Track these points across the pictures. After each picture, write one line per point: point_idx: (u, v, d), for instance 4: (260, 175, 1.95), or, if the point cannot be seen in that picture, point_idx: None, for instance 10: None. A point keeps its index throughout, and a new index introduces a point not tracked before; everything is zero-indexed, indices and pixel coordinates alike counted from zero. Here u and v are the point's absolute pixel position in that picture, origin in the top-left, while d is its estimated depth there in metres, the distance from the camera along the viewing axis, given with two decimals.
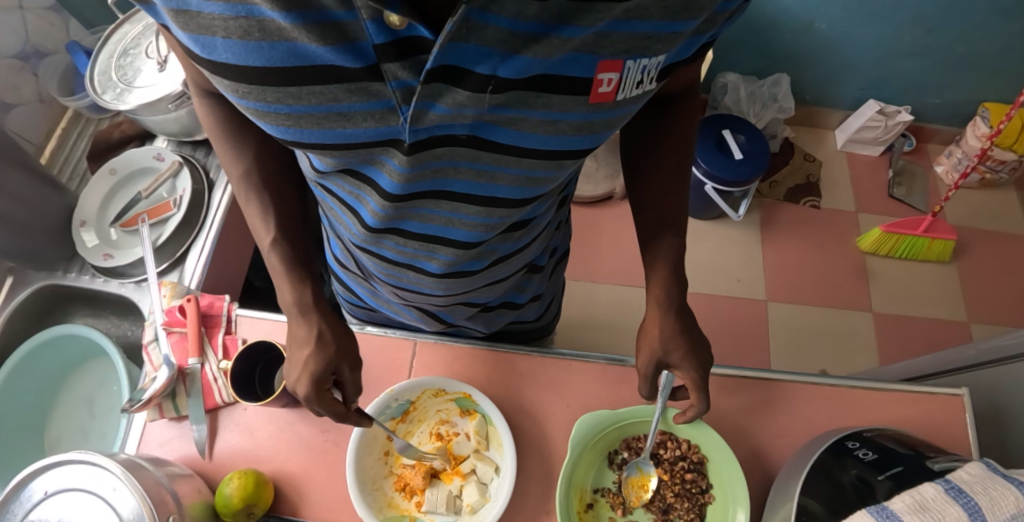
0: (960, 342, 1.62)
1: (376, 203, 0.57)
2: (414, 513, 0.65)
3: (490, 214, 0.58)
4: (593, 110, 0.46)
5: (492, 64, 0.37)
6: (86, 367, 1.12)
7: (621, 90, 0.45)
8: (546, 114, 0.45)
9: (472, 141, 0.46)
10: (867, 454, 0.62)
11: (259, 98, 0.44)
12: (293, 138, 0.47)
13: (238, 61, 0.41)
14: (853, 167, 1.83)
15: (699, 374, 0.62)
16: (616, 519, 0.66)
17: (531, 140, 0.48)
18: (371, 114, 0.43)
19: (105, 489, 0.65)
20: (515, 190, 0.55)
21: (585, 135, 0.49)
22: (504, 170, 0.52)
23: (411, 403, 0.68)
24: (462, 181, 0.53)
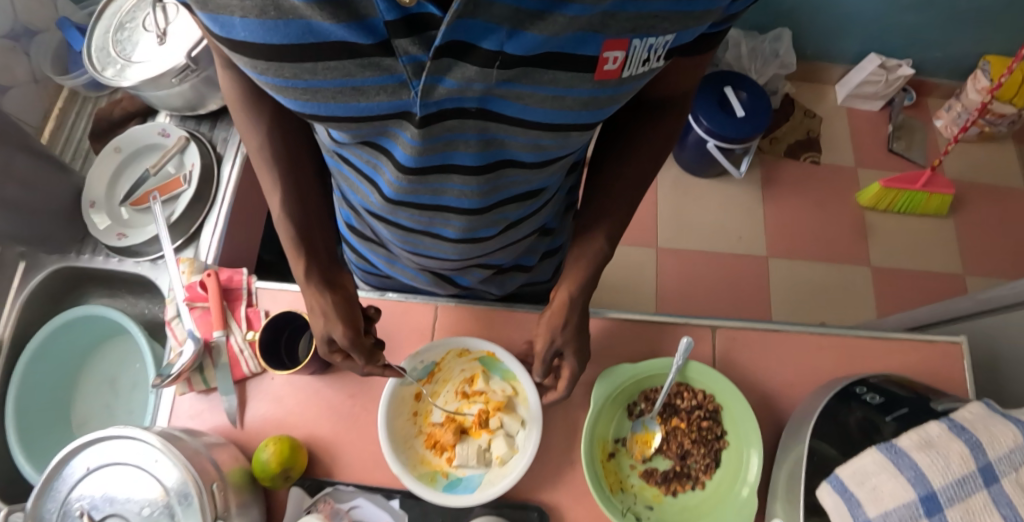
0: (955, 293, 1.66)
1: (393, 175, 0.58)
2: (447, 468, 0.67)
3: (492, 182, 0.59)
4: (599, 87, 0.46)
5: (499, 39, 0.38)
6: (105, 349, 1.15)
7: (626, 68, 0.45)
8: (551, 91, 0.45)
9: (482, 114, 0.47)
10: (874, 398, 0.65)
11: (277, 74, 0.45)
12: (310, 112, 0.48)
13: (255, 39, 0.42)
14: (853, 122, 1.83)
15: (579, 367, 0.66)
16: (637, 467, 0.69)
17: (540, 115, 0.48)
18: (384, 88, 0.44)
19: (147, 460, 0.68)
20: (528, 157, 0.56)
21: (591, 110, 0.49)
22: (513, 139, 0.52)
23: (436, 364, 0.70)
24: (470, 153, 0.53)
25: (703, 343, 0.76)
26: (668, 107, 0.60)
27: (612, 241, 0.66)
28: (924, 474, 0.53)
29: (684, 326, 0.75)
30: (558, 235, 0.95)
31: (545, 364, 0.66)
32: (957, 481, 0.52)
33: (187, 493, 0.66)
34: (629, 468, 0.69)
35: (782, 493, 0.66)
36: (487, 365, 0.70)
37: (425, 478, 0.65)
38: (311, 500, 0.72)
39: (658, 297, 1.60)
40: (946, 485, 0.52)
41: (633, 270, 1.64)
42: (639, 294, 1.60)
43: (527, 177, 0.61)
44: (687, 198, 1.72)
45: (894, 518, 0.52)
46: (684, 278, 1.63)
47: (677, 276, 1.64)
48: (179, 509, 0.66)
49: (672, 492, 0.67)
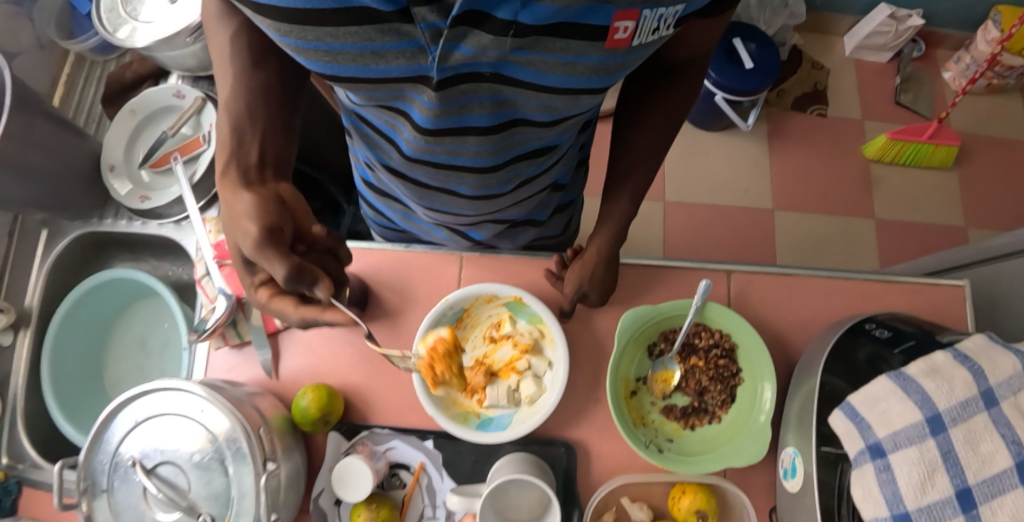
0: (956, 244, 1.69)
1: (411, 135, 0.59)
2: (477, 409, 0.70)
3: (502, 141, 0.60)
4: (608, 55, 0.48)
5: (512, 8, 0.41)
6: (131, 312, 1.18)
7: (637, 37, 0.47)
8: (562, 58, 0.47)
9: (495, 79, 0.49)
10: (882, 332, 0.69)
11: (299, 37, 0.46)
12: (332, 73, 0.50)
13: (279, 2, 0.43)
14: (861, 74, 1.82)
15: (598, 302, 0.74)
16: (657, 403, 0.73)
17: (552, 79, 0.50)
18: (402, 53, 0.46)
19: (194, 411, 0.72)
20: (539, 118, 0.57)
21: (601, 76, 0.51)
22: (526, 102, 0.53)
23: (464, 310, 0.72)
24: (484, 115, 0.55)
25: (719, 286, 0.79)
26: (683, 68, 0.62)
27: (636, 199, 0.70)
28: (930, 398, 0.57)
29: (700, 271, 0.79)
30: (569, 190, 0.97)
31: (572, 304, 0.73)
32: (961, 403, 0.55)
33: (235, 440, 0.70)
34: (649, 404, 0.73)
35: (795, 425, 0.70)
36: (514, 310, 0.73)
37: (458, 418, 0.69)
38: (349, 443, 0.76)
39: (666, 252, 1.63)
40: (950, 407, 0.55)
41: (642, 225, 1.66)
42: (647, 248, 1.63)
43: (538, 134, 0.62)
44: (695, 153, 1.73)
45: (902, 438, 0.56)
46: (691, 233, 1.66)
47: (684, 232, 1.66)
48: (229, 454, 0.70)
49: (691, 426, 0.72)
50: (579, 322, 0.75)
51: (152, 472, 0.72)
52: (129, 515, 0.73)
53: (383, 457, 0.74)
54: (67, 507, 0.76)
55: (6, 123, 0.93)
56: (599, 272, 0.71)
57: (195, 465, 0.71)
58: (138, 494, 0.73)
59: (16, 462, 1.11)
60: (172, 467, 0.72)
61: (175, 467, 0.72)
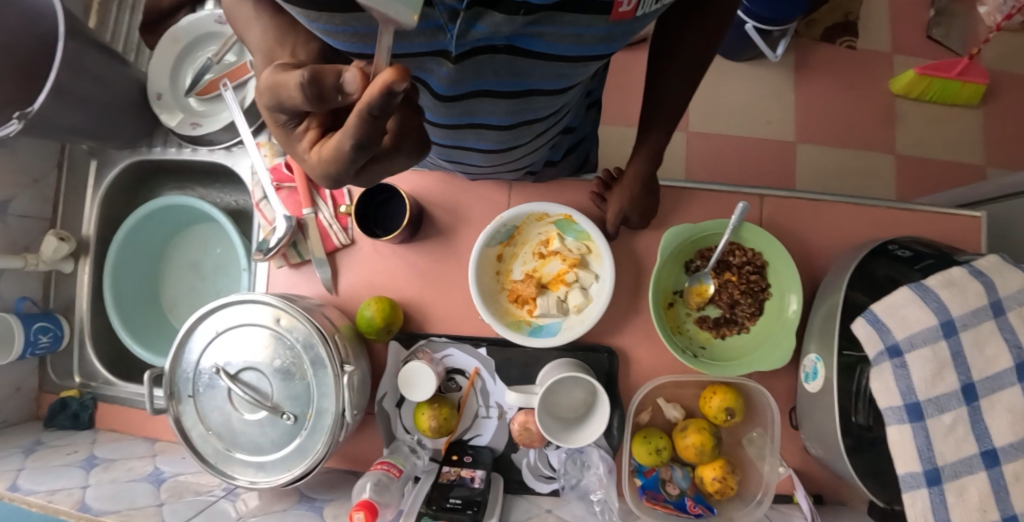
0: (972, 181, 1.73)
1: (428, 104, 0.59)
2: (528, 318, 0.77)
3: (518, 114, 0.61)
4: (613, 25, 0.47)
5: None
6: (182, 237, 1.25)
7: (640, 8, 0.46)
8: (570, 30, 0.47)
9: (509, 50, 0.49)
10: (904, 252, 0.73)
11: (329, 22, 0.43)
12: (357, 51, 0.47)
13: None
14: (893, 6, 1.79)
15: (637, 224, 0.79)
16: (692, 313, 0.81)
17: (561, 49, 0.50)
18: (422, 33, 0.44)
19: (272, 320, 0.80)
20: (550, 82, 0.56)
21: (606, 44, 0.51)
22: (537, 71, 0.53)
23: (516, 228, 0.78)
24: (499, 81, 0.54)
25: (752, 209, 0.84)
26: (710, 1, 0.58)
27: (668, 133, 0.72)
28: (946, 305, 0.63)
29: (735, 195, 0.83)
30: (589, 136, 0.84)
31: (615, 226, 0.79)
32: (974, 310, 0.62)
33: (312, 345, 0.78)
34: (685, 315, 0.81)
35: (817, 333, 0.78)
36: (562, 228, 0.78)
37: (512, 325, 0.76)
38: (407, 352, 0.83)
39: None
40: (964, 313, 0.62)
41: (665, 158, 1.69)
42: None
43: (545, 103, 0.61)
44: (721, 87, 1.73)
45: (918, 339, 0.63)
46: (714, 167, 1.69)
47: (708, 168, 1.69)
48: (306, 358, 0.78)
49: (721, 335, 0.80)
50: (620, 243, 0.81)
51: (236, 378, 0.80)
52: (217, 419, 0.81)
53: (441, 363, 0.82)
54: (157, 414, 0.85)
55: (63, 52, 0.96)
56: (639, 193, 0.76)
57: (276, 370, 0.79)
58: (223, 399, 0.81)
59: (89, 380, 1.22)
60: (255, 373, 0.80)
61: (258, 373, 0.80)
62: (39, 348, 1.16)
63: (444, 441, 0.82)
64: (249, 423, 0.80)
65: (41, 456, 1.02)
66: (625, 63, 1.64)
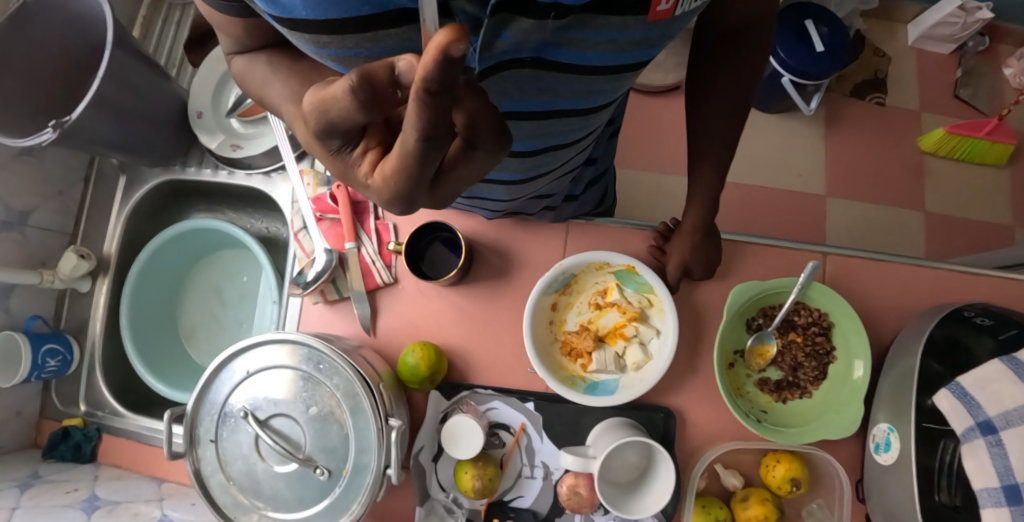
0: (1001, 242, 1.71)
1: None
2: (582, 373, 0.74)
3: (544, 137, 0.58)
4: (651, 26, 0.45)
5: None
6: (205, 264, 1.21)
7: (679, 7, 0.43)
8: (604, 35, 0.44)
9: (536, 63, 0.45)
10: (983, 321, 0.70)
11: (339, 46, 0.40)
12: None
13: (314, 16, 0.38)
14: (922, 64, 1.80)
15: (701, 275, 0.76)
16: (753, 375, 0.77)
17: (592, 59, 0.47)
18: None
19: (310, 364, 0.75)
20: (579, 102, 0.53)
21: (642, 49, 0.48)
22: (567, 86, 0.50)
23: (573, 276, 0.74)
24: (524, 102, 0.50)
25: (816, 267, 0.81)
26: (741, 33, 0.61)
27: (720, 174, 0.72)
28: None
29: (802, 251, 0.79)
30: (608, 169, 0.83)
31: (677, 280, 0.76)
32: None
33: (354, 394, 0.73)
34: (745, 376, 0.77)
35: (886, 402, 0.74)
36: (622, 278, 0.75)
37: (566, 381, 0.72)
38: (448, 403, 0.79)
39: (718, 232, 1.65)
40: None
41: None
42: None
43: (576, 123, 0.58)
44: (751, 134, 1.73)
45: (1015, 416, 0.59)
46: (743, 215, 1.67)
47: (736, 214, 1.67)
48: (346, 407, 0.73)
49: (783, 399, 0.75)
50: (679, 295, 0.77)
51: (265, 424, 0.75)
52: (239, 466, 0.76)
53: (484, 416, 0.77)
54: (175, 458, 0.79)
55: (108, 64, 0.94)
56: (700, 242, 0.74)
57: (310, 418, 0.74)
58: (248, 445, 0.76)
59: (95, 409, 1.16)
60: (286, 420, 0.75)
61: (289, 420, 0.75)
62: (46, 372, 1.10)
63: (482, 503, 0.76)
64: (276, 474, 0.75)
65: (36, 494, 0.95)
66: (658, 107, 1.64)
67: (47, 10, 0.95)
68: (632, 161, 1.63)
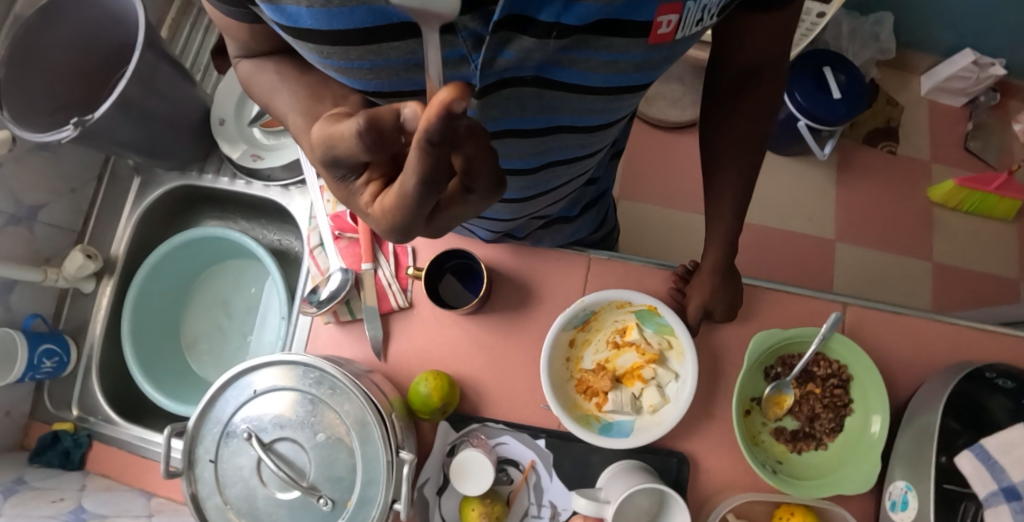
0: (1007, 296, 1.70)
1: None
2: (597, 413, 0.72)
3: (542, 154, 0.59)
4: (651, 50, 0.46)
5: (556, 10, 0.37)
6: (212, 272, 1.20)
7: (680, 31, 0.44)
8: (606, 57, 0.45)
9: (537, 82, 0.45)
10: (1005, 383, 0.69)
11: (342, 57, 0.40)
12: (374, 90, 0.44)
13: (320, 27, 0.38)
14: (934, 116, 1.82)
15: (724, 315, 0.75)
16: (768, 423, 0.76)
17: (593, 80, 0.47)
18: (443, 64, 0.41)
19: (321, 389, 0.74)
20: (579, 118, 0.54)
21: (643, 72, 0.49)
22: (566, 104, 0.50)
23: (593, 313, 0.73)
24: (524, 118, 0.51)
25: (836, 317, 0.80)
26: (755, 77, 0.62)
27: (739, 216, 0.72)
28: None
29: (823, 300, 0.79)
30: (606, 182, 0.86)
31: (698, 322, 0.75)
32: None
33: (364, 422, 0.72)
34: (761, 424, 0.76)
35: (904, 459, 0.72)
36: (642, 318, 0.74)
37: (581, 420, 0.71)
38: (456, 435, 0.77)
39: None
40: None
41: None
42: None
43: (580, 139, 0.59)
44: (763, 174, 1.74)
45: None
46: (752, 255, 1.67)
47: (744, 253, 1.67)
48: (356, 435, 0.72)
49: (798, 450, 0.74)
50: (698, 337, 0.76)
51: (269, 448, 0.73)
52: (239, 488, 0.74)
53: (493, 451, 0.76)
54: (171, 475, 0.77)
55: (136, 65, 0.94)
56: (720, 284, 0.73)
57: (316, 444, 0.73)
58: (249, 466, 0.74)
59: (87, 414, 1.13)
60: (291, 444, 0.73)
61: (294, 444, 0.73)
62: (40, 373, 1.08)
63: None
64: (276, 500, 0.73)
65: (21, 502, 0.93)
66: (674, 142, 1.65)
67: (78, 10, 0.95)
68: (645, 194, 1.63)
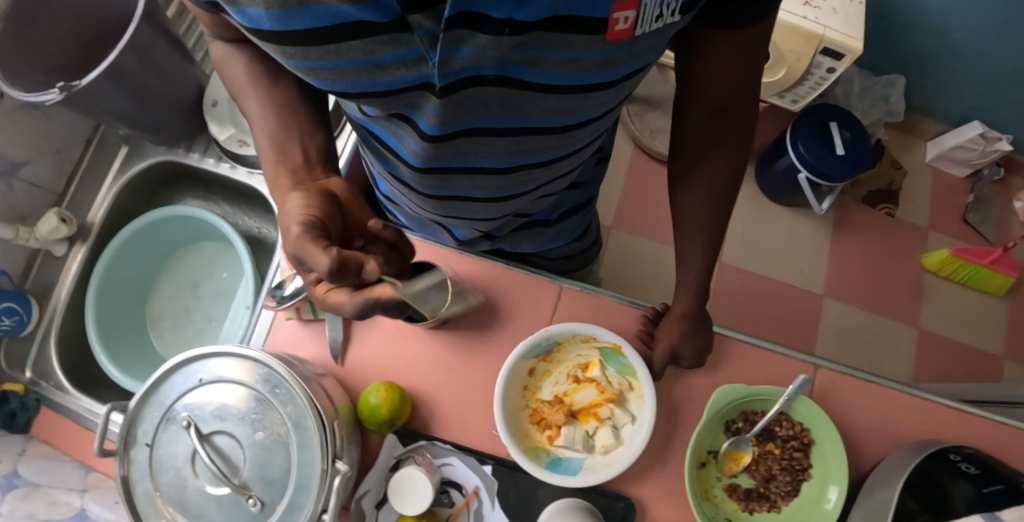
0: (990, 374, 1.68)
1: (416, 143, 0.54)
2: (548, 446, 0.70)
3: (517, 156, 0.59)
4: (612, 47, 0.43)
5: (507, 6, 0.35)
6: (187, 251, 1.18)
7: (640, 27, 0.42)
8: (565, 55, 0.42)
9: (500, 81, 0.44)
10: (970, 468, 0.67)
11: (304, 58, 0.43)
12: (341, 89, 0.46)
13: (280, 27, 0.41)
14: (936, 183, 1.81)
15: (697, 359, 0.72)
16: (723, 479, 0.73)
17: (557, 78, 0.45)
18: (403, 63, 0.41)
19: (267, 387, 0.71)
20: (551, 120, 0.52)
21: (608, 69, 0.46)
22: (534, 105, 0.49)
23: (557, 344, 0.71)
24: (493, 118, 0.50)
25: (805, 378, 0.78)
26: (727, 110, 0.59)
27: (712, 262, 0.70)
28: None
29: (793, 360, 0.77)
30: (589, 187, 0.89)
31: (663, 366, 0.72)
32: None
33: (305, 428, 0.69)
34: (715, 478, 0.73)
35: None
36: (606, 356, 0.72)
37: (530, 452, 0.68)
38: (403, 449, 0.75)
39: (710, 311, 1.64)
40: None
41: None
42: None
43: (558, 143, 0.59)
44: (759, 220, 1.73)
45: None
46: (738, 301, 1.66)
47: (730, 297, 1.66)
48: (295, 439, 0.69)
49: (749, 510, 0.72)
50: (661, 382, 0.75)
51: (206, 439, 0.70)
52: (169, 477, 0.71)
53: (438, 472, 0.73)
54: (104, 456, 0.74)
55: (132, 36, 0.93)
56: (690, 330, 0.71)
57: (254, 443, 0.70)
58: (184, 455, 0.71)
59: (40, 378, 1.10)
60: (229, 439, 0.71)
61: (232, 440, 0.71)
62: None
63: None
64: (207, 495, 0.70)
65: None
66: None
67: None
68: (638, 226, 1.62)
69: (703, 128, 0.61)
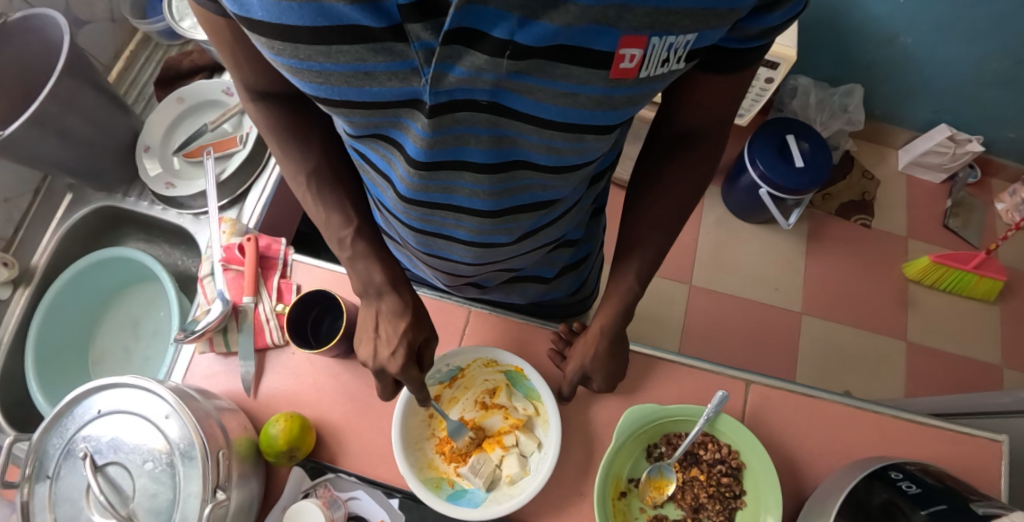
0: (991, 386, 1.58)
1: (402, 169, 0.51)
2: (452, 476, 0.67)
3: (502, 197, 0.54)
4: (613, 87, 0.40)
5: (509, 27, 0.33)
6: (132, 291, 1.15)
7: (644, 68, 0.39)
8: (563, 87, 0.39)
9: (493, 108, 0.41)
10: (910, 487, 0.60)
11: (291, 55, 0.39)
12: (324, 96, 0.42)
13: (272, 20, 0.37)
14: (912, 190, 1.77)
15: (605, 383, 0.68)
16: (647, 511, 0.68)
17: (552, 112, 0.42)
18: (394, 74, 0.38)
19: (158, 415, 0.66)
20: (541, 158, 0.48)
21: (605, 111, 0.42)
22: (526, 139, 0.45)
23: (460, 370, 0.71)
24: (485, 151, 0.46)
25: (735, 397, 0.73)
26: (694, 139, 0.58)
27: (643, 280, 0.65)
28: None
29: (718, 376, 0.74)
30: (585, 243, 0.82)
31: (573, 385, 0.68)
32: None
33: (188, 450, 0.64)
34: (638, 510, 0.68)
35: None
36: (512, 380, 0.71)
37: (431, 483, 0.65)
38: (310, 483, 0.72)
39: (684, 334, 1.58)
40: None
41: (664, 300, 1.62)
42: (664, 329, 1.58)
43: (546, 180, 0.52)
44: (729, 240, 1.69)
45: None
46: (712, 321, 1.60)
47: (703, 318, 1.60)
48: (181, 468, 0.64)
49: None
50: (576, 407, 0.71)
51: (98, 470, 0.65)
52: (65, 509, 0.65)
53: (342, 506, 0.71)
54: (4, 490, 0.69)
55: (53, 87, 0.92)
56: (606, 350, 0.66)
57: (146, 473, 0.65)
58: (80, 488, 0.65)
59: None
60: (120, 469, 0.65)
61: (123, 470, 0.65)
62: None
63: None
64: None
65: None
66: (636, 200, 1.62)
67: (19, 32, 0.95)
68: None
69: (681, 150, 0.59)
